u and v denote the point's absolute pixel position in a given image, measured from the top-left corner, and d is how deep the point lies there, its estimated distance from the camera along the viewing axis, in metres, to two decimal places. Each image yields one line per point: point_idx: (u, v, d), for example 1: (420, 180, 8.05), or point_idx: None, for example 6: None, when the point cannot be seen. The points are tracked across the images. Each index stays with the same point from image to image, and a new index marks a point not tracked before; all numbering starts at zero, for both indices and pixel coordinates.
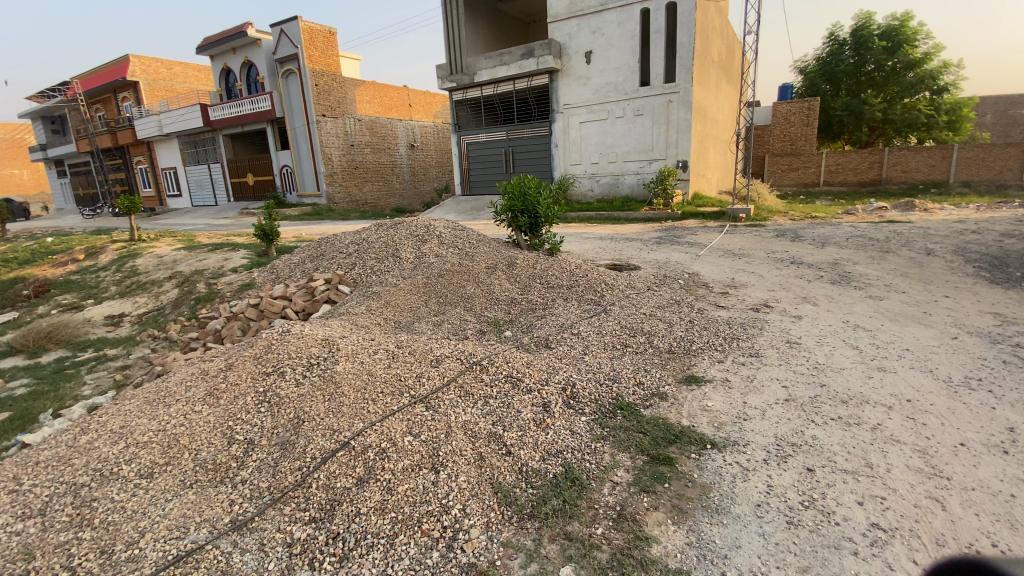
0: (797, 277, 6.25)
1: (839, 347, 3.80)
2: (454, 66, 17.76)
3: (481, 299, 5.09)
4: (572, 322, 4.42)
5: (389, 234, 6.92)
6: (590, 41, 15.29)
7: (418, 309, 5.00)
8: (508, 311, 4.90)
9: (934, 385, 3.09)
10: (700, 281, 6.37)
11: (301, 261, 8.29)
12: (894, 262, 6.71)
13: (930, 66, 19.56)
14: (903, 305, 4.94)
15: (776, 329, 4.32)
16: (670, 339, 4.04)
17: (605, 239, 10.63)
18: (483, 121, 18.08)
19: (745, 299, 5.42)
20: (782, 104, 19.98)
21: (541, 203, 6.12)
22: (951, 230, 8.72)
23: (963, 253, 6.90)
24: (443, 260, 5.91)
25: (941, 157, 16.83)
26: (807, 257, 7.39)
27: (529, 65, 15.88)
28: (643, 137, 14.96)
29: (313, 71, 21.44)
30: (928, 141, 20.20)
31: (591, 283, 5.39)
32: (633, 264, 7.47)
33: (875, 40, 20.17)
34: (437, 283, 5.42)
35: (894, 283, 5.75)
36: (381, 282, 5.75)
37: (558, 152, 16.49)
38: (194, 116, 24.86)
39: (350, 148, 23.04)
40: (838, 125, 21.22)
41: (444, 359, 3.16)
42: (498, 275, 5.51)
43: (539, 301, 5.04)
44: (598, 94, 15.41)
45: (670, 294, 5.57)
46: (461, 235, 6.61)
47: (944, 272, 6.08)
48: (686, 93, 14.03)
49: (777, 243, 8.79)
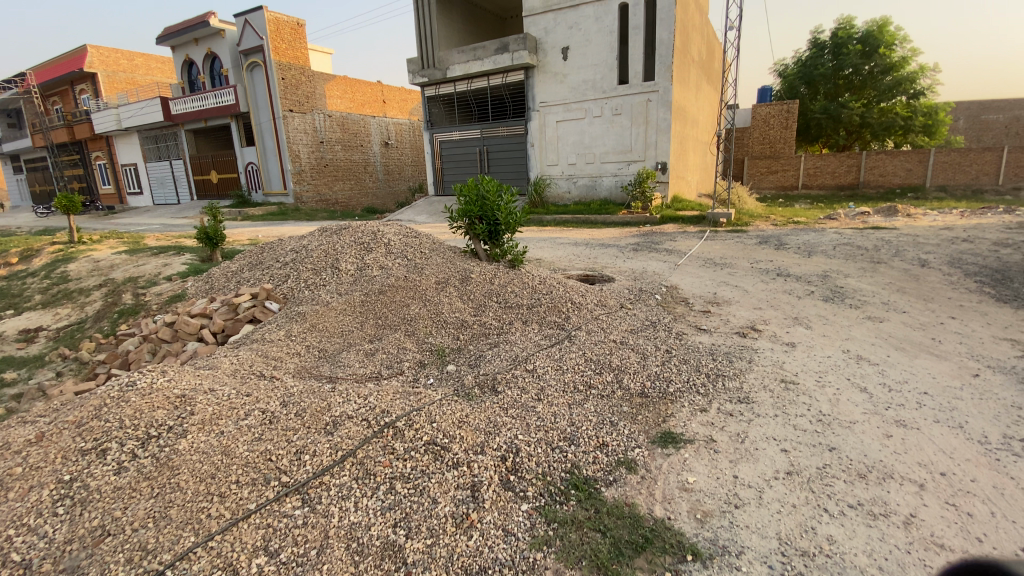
0: (784, 292, 5.66)
1: (846, 389, 3.13)
2: (425, 61, 16.89)
3: (425, 323, 4.32)
4: (529, 353, 3.69)
5: (331, 241, 6.11)
6: (566, 36, 14.63)
7: (350, 335, 4.18)
8: (456, 336, 4.14)
9: (972, 450, 2.43)
10: (679, 296, 5.73)
11: (239, 270, 7.41)
12: (887, 275, 6.18)
13: (907, 70, 19.43)
14: (906, 329, 4.35)
15: (768, 361, 3.64)
16: (643, 378, 3.32)
17: (580, 245, 9.98)
18: (457, 119, 17.27)
19: (729, 320, 4.77)
20: (761, 106, 19.61)
21: (501, 207, 5.34)
22: (941, 238, 8.28)
23: (959, 265, 6.40)
24: (387, 273, 5.13)
25: (917, 161, 16.62)
26: (794, 267, 6.83)
27: (503, 61, 15.13)
28: (622, 138, 14.36)
29: (279, 64, 20.34)
30: (905, 146, 20.24)
31: (557, 301, 4.66)
32: (606, 275, 6.81)
33: (853, 44, 19.94)
34: (376, 302, 4.65)
35: (891, 300, 5.19)
36: (312, 298, 4.95)
37: (534, 152, 15.78)
38: (153, 110, 23.49)
39: (319, 145, 21.99)
40: (816, 128, 21.01)
41: (343, 419, 2.40)
42: (448, 292, 4.72)
43: (494, 324, 4.28)
44: (575, 92, 14.76)
45: (646, 314, 4.89)
46: (412, 243, 5.82)
47: (944, 287, 5.55)
48: (665, 92, 13.48)
49: (761, 251, 8.25)
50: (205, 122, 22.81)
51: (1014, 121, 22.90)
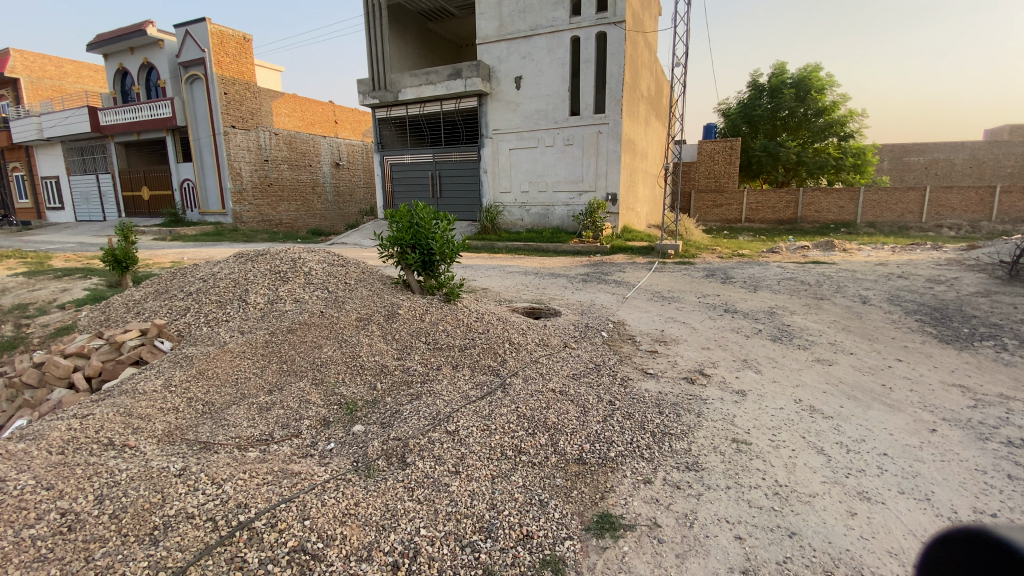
0: (731, 329, 5.45)
1: (801, 451, 2.81)
2: (377, 82, 16.44)
3: (337, 369, 3.73)
4: (454, 407, 3.18)
5: (243, 269, 5.45)
6: (519, 65, 14.62)
7: (246, 384, 3.66)
8: (373, 386, 3.57)
9: (943, 533, 2.13)
10: (626, 333, 5.39)
11: (143, 299, 6.53)
12: (831, 312, 6.13)
13: (837, 114, 20.74)
14: (855, 374, 4.15)
15: (716, 416, 3.28)
16: (580, 440, 2.87)
17: (528, 274, 9.62)
18: (408, 141, 16.85)
19: (676, 362, 4.45)
20: (707, 142, 20.26)
21: (435, 236, 4.80)
22: (878, 274, 8.49)
23: (898, 302, 6.46)
24: (301, 307, 4.52)
25: (849, 199, 17.53)
26: (741, 302, 6.70)
27: (456, 86, 14.91)
28: (574, 168, 14.33)
29: (221, 78, 19.37)
30: (837, 183, 21.46)
31: (493, 342, 4.16)
32: (553, 309, 6.45)
33: (788, 88, 21.15)
34: (283, 343, 4.06)
35: (839, 340, 5.05)
36: (207, 338, 4.30)
37: (487, 178, 15.53)
38: (79, 120, 21.79)
39: (263, 163, 20.88)
40: (757, 165, 21.98)
41: (177, 520, 1.85)
42: (369, 330, 4.13)
43: (419, 370, 3.72)
44: (528, 120, 14.70)
45: (590, 355, 4.48)
46: (337, 273, 5.21)
47: (887, 326, 5.51)
48: (615, 124, 13.63)
49: (708, 284, 8.16)
50: (137, 135, 21.32)
51: (930, 163, 24.86)
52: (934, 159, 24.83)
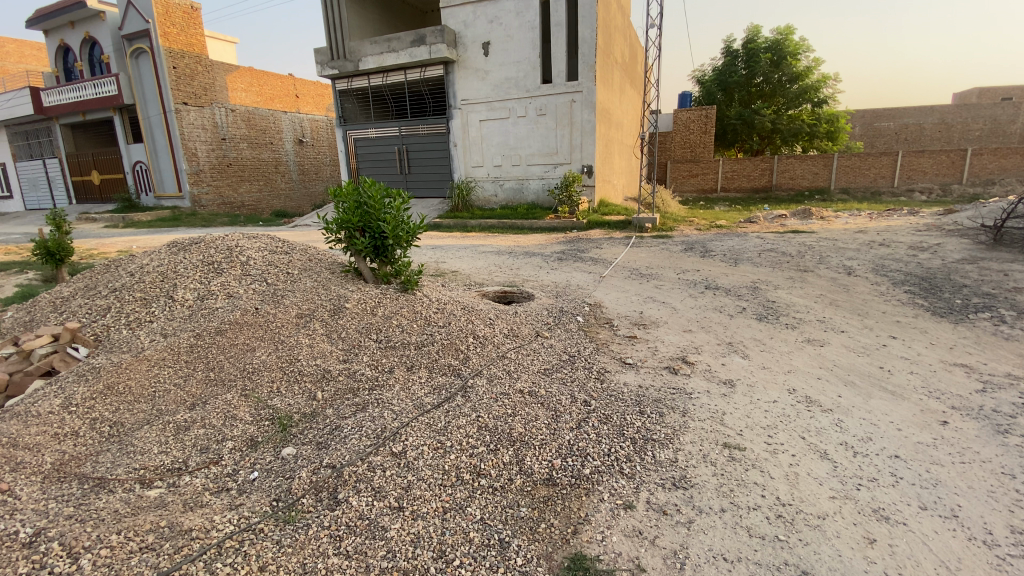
0: (714, 309, 5.07)
1: (804, 456, 2.45)
2: (336, 51, 15.38)
3: (272, 378, 3.24)
4: (404, 418, 2.73)
5: (173, 260, 4.82)
6: (487, 30, 13.78)
7: (164, 398, 3.16)
8: (312, 396, 3.09)
9: (979, 563, 1.81)
10: (602, 317, 4.98)
11: (69, 297, 5.82)
12: (817, 285, 5.82)
13: (811, 79, 20.41)
14: (850, 356, 3.82)
15: (704, 414, 2.90)
16: (549, 454, 2.45)
17: (501, 254, 9.11)
18: (372, 115, 15.90)
19: (656, 348, 4.07)
20: (682, 110, 19.76)
21: (387, 217, 4.24)
22: (860, 243, 8.24)
23: (883, 272, 6.19)
24: (235, 304, 3.96)
25: (823, 165, 17.36)
26: (723, 278, 6.34)
27: (420, 54, 14.01)
28: (547, 140, 13.72)
29: (168, 50, 17.93)
30: (811, 150, 21.21)
31: (452, 336, 3.65)
32: (525, 292, 6.00)
33: (763, 53, 20.68)
34: (210, 348, 3.53)
35: (828, 317, 4.71)
36: (125, 344, 3.75)
37: (457, 153, 14.81)
38: (15, 100, 20.10)
39: (220, 142, 19.65)
40: (732, 133, 21.63)
41: None
42: (309, 329, 3.62)
43: (366, 373, 3.23)
44: (497, 89, 13.95)
45: (562, 345, 4.04)
46: (278, 263, 4.64)
47: (875, 298, 5.22)
48: (589, 92, 13.01)
49: (688, 259, 7.79)
50: (83, 116, 19.78)
51: (901, 128, 24.86)
52: (904, 124, 24.82)
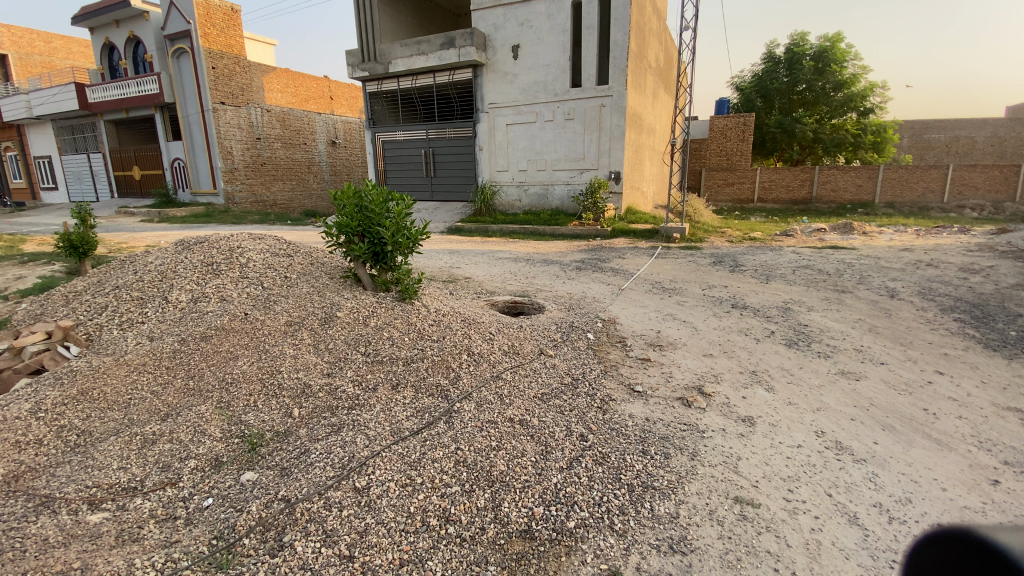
0: (738, 331, 4.66)
1: (829, 520, 2.09)
2: (366, 53, 15.47)
3: (248, 391, 3.06)
4: (376, 445, 2.49)
5: (176, 259, 4.74)
6: (517, 33, 13.58)
7: (136, 406, 3.02)
8: (288, 413, 2.89)
9: None
10: (615, 334, 4.65)
11: (83, 291, 5.85)
12: (855, 307, 5.34)
13: (857, 87, 19.45)
14: (890, 394, 3.38)
15: (717, 457, 2.55)
16: (532, 500, 2.15)
17: (519, 261, 8.86)
18: (400, 117, 15.91)
19: (671, 373, 3.72)
20: (718, 117, 19.12)
21: (387, 222, 4.01)
22: (905, 262, 7.62)
23: (931, 296, 5.64)
24: (225, 309, 3.81)
25: (867, 177, 16.45)
26: (751, 296, 5.90)
27: (449, 57, 13.92)
28: (574, 145, 13.40)
29: (208, 51, 18.41)
30: (854, 161, 20.19)
31: (445, 352, 3.38)
32: (536, 303, 5.73)
33: (807, 59, 19.84)
34: (193, 357, 3.38)
35: (867, 346, 4.25)
36: (113, 347, 3.65)
37: (483, 156, 14.64)
38: (66, 97, 21.06)
39: (254, 142, 20.09)
40: (770, 142, 20.81)
41: None
42: (296, 339, 3.42)
43: (348, 391, 3.00)
44: (525, 93, 13.72)
45: (567, 366, 3.72)
46: (277, 265, 4.48)
47: (920, 326, 4.73)
48: (619, 97, 12.63)
49: (714, 273, 7.35)
50: (127, 114, 20.56)
51: (952, 141, 23.45)
52: (956, 137, 23.41)
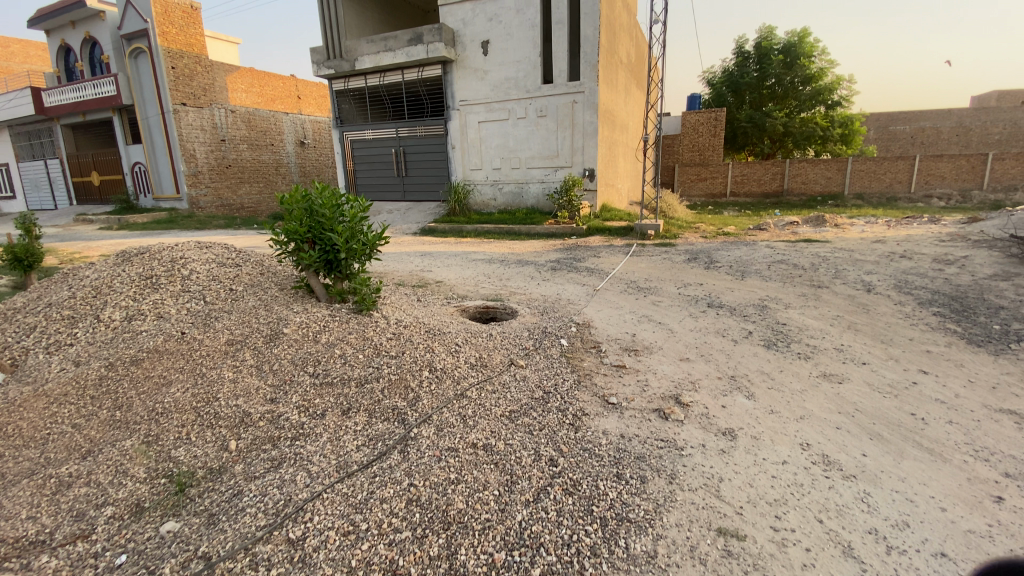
0: (717, 332, 4.48)
1: (821, 553, 1.91)
2: (332, 51, 14.98)
3: (180, 422, 2.73)
4: (318, 484, 2.21)
5: (113, 272, 4.34)
6: (486, 29, 13.28)
7: (51, 444, 2.66)
8: (224, 447, 2.58)
9: None
10: (590, 339, 4.43)
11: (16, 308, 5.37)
12: (833, 303, 5.24)
13: (825, 81, 19.71)
14: (874, 397, 3.23)
15: (697, 478, 2.35)
16: (493, 544, 1.91)
17: (493, 262, 8.60)
18: (369, 115, 15.45)
19: (646, 381, 3.51)
20: (691, 112, 19.15)
21: (338, 227, 3.70)
22: (879, 254, 7.61)
23: (907, 289, 5.57)
24: (162, 329, 3.45)
25: (836, 169, 16.67)
26: (728, 294, 5.76)
27: (418, 53, 13.54)
28: (548, 142, 13.19)
29: (167, 51, 17.57)
30: (824, 154, 20.46)
31: (403, 369, 3.09)
32: (508, 307, 5.48)
33: (775, 54, 20.03)
34: (121, 384, 3.02)
35: (848, 345, 4.11)
36: (32, 375, 3.24)
37: (455, 155, 14.31)
38: (19, 101, 19.97)
39: (219, 144, 19.36)
40: (742, 136, 20.96)
41: None
42: (238, 361, 3.10)
43: (292, 420, 2.70)
44: (496, 89, 13.45)
45: (537, 377, 3.48)
46: (224, 277, 4.14)
47: (899, 321, 4.63)
48: (592, 93, 12.46)
49: (690, 270, 7.22)
50: (82, 116, 19.57)
51: (916, 132, 23.97)
52: (920, 128, 23.94)
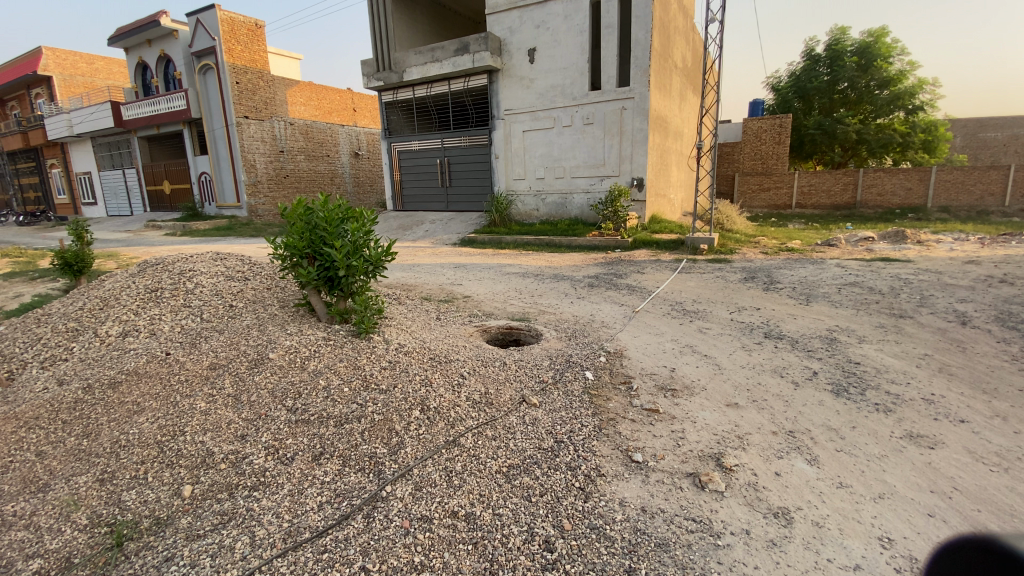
0: (772, 371, 3.82)
1: None
2: (382, 63, 15.16)
3: (139, 459, 2.45)
4: (256, 559, 1.85)
5: (124, 284, 4.23)
6: (533, 36, 12.98)
7: (7, 475, 2.44)
8: (177, 493, 2.27)
9: None
10: (621, 372, 3.91)
11: None
12: (919, 338, 4.42)
13: (905, 84, 17.98)
14: (976, 471, 2.50)
15: None
16: None
17: (528, 276, 8.17)
18: (416, 126, 15.52)
19: (683, 432, 2.93)
20: (752, 119, 18.00)
21: (337, 243, 3.37)
22: (972, 278, 6.56)
23: (1011, 323, 4.63)
24: (151, 350, 3.24)
25: (917, 180, 15.06)
26: (789, 322, 5.03)
27: (464, 62, 13.42)
28: (594, 150, 12.64)
29: (233, 67, 18.49)
30: (903, 163, 18.64)
31: (390, 409, 2.70)
32: (534, 330, 5.01)
33: (848, 56, 18.56)
34: (94, 412, 2.79)
35: (939, 395, 3.33)
36: (20, 394, 3.10)
37: (499, 165, 14.05)
38: (102, 115, 21.68)
39: (278, 154, 20.15)
40: (810, 145, 19.49)
41: None
42: (215, 390, 2.82)
43: (257, 464, 2.36)
44: (542, 98, 13.07)
45: (550, 421, 2.97)
46: (227, 292, 3.95)
47: (1005, 365, 3.79)
48: (641, 99, 11.83)
49: (745, 292, 6.46)
50: (157, 129, 20.92)
51: (1010, 139, 21.54)
52: (1015, 135, 21.51)
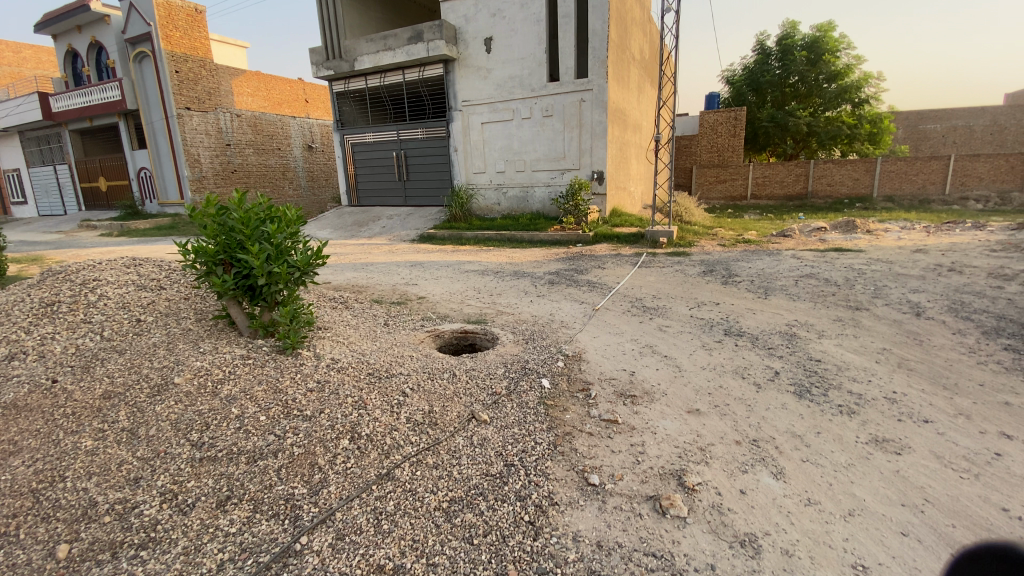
0: (734, 371, 3.67)
1: None
2: (332, 51, 14.43)
3: (7, 512, 2.01)
4: None
5: (16, 297, 3.69)
6: (489, 25, 12.58)
7: None
8: (48, 553, 1.85)
9: None
10: (580, 378, 3.68)
11: None
12: (877, 331, 4.38)
13: (851, 78, 18.54)
14: (946, 479, 2.38)
15: None
16: None
17: (487, 273, 7.90)
18: (370, 118, 14.91)
19: (643, 447, 2.71)
20: (709, 112, 18.20)
21: (255, 245, 2.99)
22: (923, 266, 6.67)
23: (964, 313, 4.66)
24: (36, 377, 2.77)
25: (864, 170, 15.58)
26: (748, 317, 4.93)
27: (418, 51, 12.89)
28: (554, 143, 12.41)
29: (171, 55, 17.27)
30: (850, 154, 19.28)
31: (313, 440, 2.37)
32: (490, 333, 4.72)
33: (798, 51, 18.96)
34: None
35: (901, 393, 3.24)
36: None
37: (457, 158, 13.65)
38: (25, 106, 19.94)
39: (224, 148, 19.07)
40: (763, 137, 19.91)
41: None
42: (108, 427, 2.41)
43: (149, 515, 1.99)
44: (500, 89, 12.73)
45: (500, 439, 2.68)
46: (136, 305, 3.49)
47: (962, 358, 3.75)
48: (600, 91, 11.67)
49: (705, 286, 6.39)
50: (89, 121, 19.42)
51: (949, 131, 22.56)
52: (952, 126, 22.53)
